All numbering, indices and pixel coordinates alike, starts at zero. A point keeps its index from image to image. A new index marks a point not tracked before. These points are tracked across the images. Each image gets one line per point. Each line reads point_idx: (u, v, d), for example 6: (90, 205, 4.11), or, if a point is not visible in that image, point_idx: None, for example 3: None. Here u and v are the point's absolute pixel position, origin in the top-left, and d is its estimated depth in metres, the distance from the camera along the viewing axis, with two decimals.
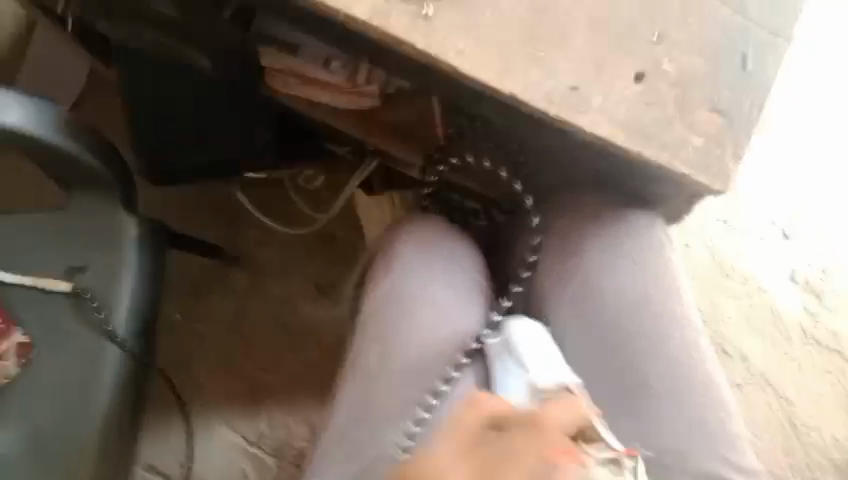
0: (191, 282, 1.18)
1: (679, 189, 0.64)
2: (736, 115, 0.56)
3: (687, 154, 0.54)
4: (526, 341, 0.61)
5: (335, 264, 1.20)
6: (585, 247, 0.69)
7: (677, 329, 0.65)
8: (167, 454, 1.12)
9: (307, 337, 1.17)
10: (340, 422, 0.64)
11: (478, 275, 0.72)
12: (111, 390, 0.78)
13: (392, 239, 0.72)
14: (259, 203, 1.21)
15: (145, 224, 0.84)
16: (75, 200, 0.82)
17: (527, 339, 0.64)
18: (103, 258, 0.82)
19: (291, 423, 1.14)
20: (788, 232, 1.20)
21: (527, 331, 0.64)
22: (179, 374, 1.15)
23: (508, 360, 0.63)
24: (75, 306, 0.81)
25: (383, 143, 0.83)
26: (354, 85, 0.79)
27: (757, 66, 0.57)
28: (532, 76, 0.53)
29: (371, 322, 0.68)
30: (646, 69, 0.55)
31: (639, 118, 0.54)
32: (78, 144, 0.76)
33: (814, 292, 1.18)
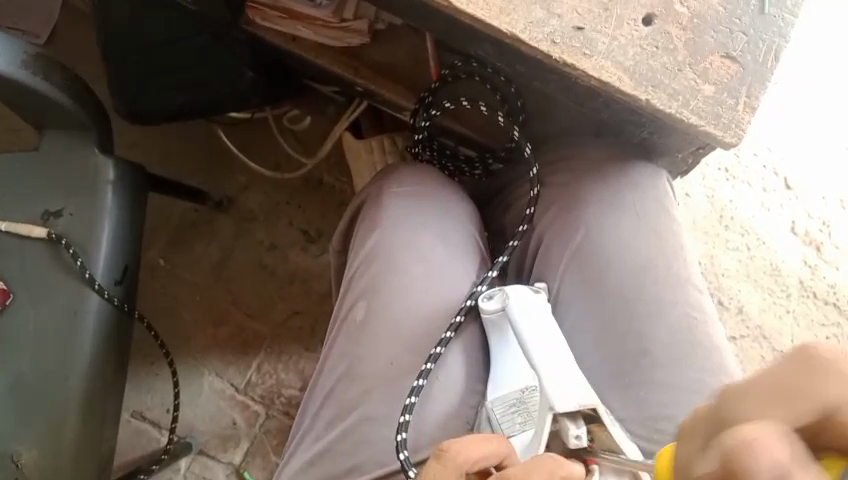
0: (178, 226, 1.16)
1: (684, 141, 0.60)
2: (748, 61, 0.51)
3: (697, 103, 0.50)
4: (523, 320, 0.56)
5: (325, 210, 1.16)
6: (586, 200, 0.65)
7: (677, 288, 0.62)
8: (156, 402, 1.11)
9: (295, 284, 1.14)
10: (330, 381, 0.63)
11: (473, 228, 0.69)
12: (93, 340, 0.75)
13: (383, 188, 0.69)
14: (245, 145, 1.17)
15: (125, 167, 0.80)
16: (50, 138, 0.79)
17: (534, 330, 0.55)
18: (80, 202, 0.78)
19: (279, 371, 1.12)
20: (789, 182, 1.17)
21: (533, 316, 0.57)
22: (165, 322, 1.13)
23: (506, 333, 0.60)
24: (52, 252, 0.77)
25: (372, 84, 0.78)
26: (342, 21, 0.75)
27: (779, 6, 0.52)
28: (532, 15, 0.50)
29: (360, 277, 0.65)
30: (655, 10, 0.51)
31: (647, 63, 0.50)
32: (49, 83, 0.71)
33: (814, 245, 1.15)
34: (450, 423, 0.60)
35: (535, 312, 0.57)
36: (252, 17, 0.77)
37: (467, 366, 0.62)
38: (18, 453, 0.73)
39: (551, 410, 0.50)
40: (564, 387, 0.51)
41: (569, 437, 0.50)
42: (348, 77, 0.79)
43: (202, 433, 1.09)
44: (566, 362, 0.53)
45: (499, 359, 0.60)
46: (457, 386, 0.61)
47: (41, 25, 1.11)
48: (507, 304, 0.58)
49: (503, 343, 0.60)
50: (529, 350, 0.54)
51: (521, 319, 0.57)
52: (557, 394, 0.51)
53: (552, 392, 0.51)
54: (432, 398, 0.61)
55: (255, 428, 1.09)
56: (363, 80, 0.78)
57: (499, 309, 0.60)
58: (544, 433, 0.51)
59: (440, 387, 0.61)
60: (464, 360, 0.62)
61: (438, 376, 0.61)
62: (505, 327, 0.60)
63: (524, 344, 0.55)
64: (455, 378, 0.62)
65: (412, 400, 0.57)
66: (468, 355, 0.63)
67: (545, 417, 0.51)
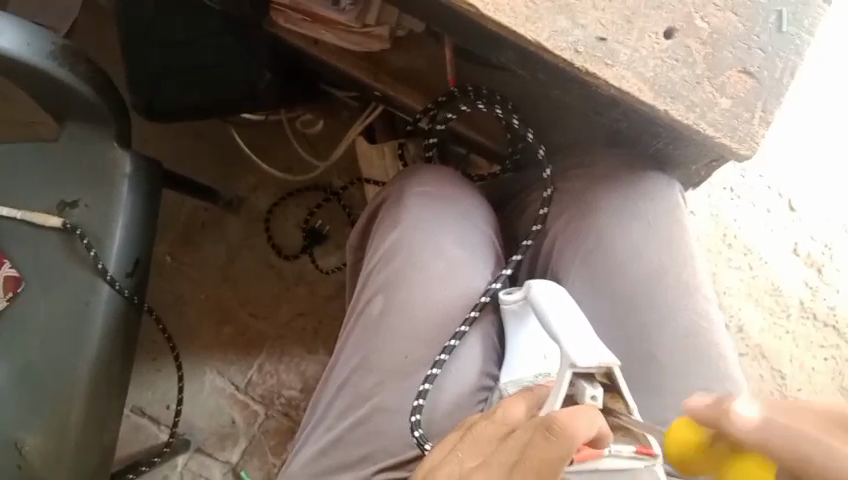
0: (187, 223, 1.17)
1: (699, 152, 0.60)
2: (765, 77, 0.52)
3: (714, 116, 0.51)
4: (546, 302, 0.56)
5: (333, 213, 1.17)
6: (599, 207, 0.66)
7: (686, 297, 0.63)
8: (156, 398, 1.11)
9: (300, 285, 1.15)
10: (344, 374, 0.64)
11: (489, 230, 0.70)
12: (102, 328, 0.76)
13: (403, 188, 0.70)
14: (257, 146, 1.18)
15: (141, 161, 0.81)
16: (70, 129, 0.79)
17: (560, 312, 0.55)
18: (96, 193, 0.79)
19: (281, 372, 1.13)
20: (793, 203, 1.19)
21: (555, 297, 0.57)
22: (170, 319, 1.14)
23: (527, 323, 0.61)
24: (66, 242, 0.78)
25: (390, 90, 0.80)
26: (363, 26, 0.77)
27: (797, 25, 0.53)
28: (557, 24, 0.51)
29: (378, 272, 0.66)
30: (677, 24, 0.52)
31: (666, 75, 0.51)
32: (74, 73, 0.72)
33: (816, 266, 1.16)
34: (459, 414, 0.61)
35: (559, 299, 0.57)
36: (275, 19, 0.79)
37: (480, 360, 0.63)
38: (21, 439, 0.75)
39: (572, 367, 0.49)
40: (584, 348, 0.50)
41: (585, 396, 0.48)
42: (367, 81, 0.80)
43: (201, 431, 1.10)
44: (587, 335, 0.52)
45: (515, 349, 0.61)
46: (469, 379, 0.62)
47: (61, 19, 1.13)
48: (530, 291, 0.59)
49: (522, 331, 0.61)
50: (558, 332, 0.52)
51: (542, 301, 0.57)
52: (577, 354, 0.49)
53: (571, 351, 0.50)
54: (444, 388, 0.62)
55: (254, 428, 1.10)
56: (381, 86, 0.80)
57: (519, 299, 0.61)
58: (562, 390, 0.49)
59: (452, 377, 0.62)
60: (478, 354, 0.64)
61: (452, 367, 0.62)
62: (527, 315, 0.61)
63: (551, 328, 0.54)
64: (467, 371, 0.63)
65: (426, 385, 0.59)
66: (483, 350, 0.64)
67: (564, 372, 0.49)
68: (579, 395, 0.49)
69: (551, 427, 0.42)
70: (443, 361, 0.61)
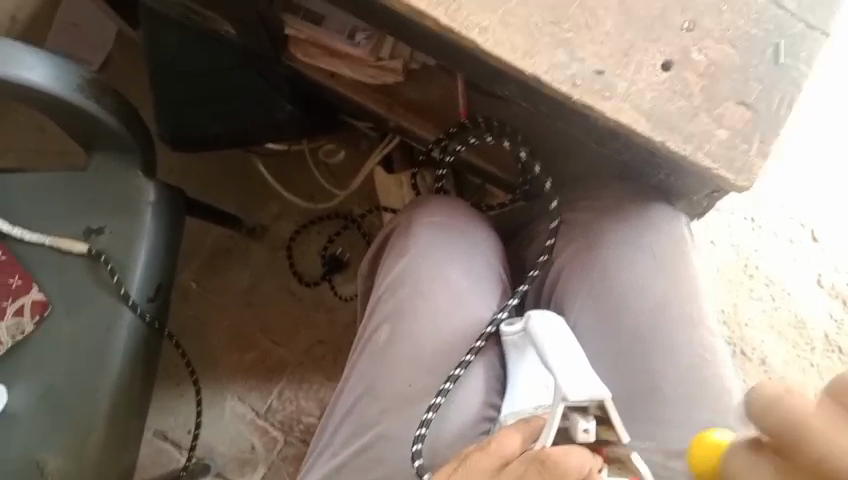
0: (211, 250, 1.20)
1: (698, 184, 0.61)
2: (762, 109, 0.53)
3: (711, 147, 0.53)
4: (541, 334, 0.57)
5: (354, 242, 1.19)
6: (606, 238, 0.67)
7: (691, 330, 0.64)
8: (179, 423, 1.13)
9: (321, 312, 1.17)
10: (350, 400, 0.65)
11: (496, 260, 0.71)
12: (123, 353, 0.79)
13: (413, 218, 0.72)
14: (280, 175, 1.21)
15: (164, 189, 0.84)
16: (97, 159, 0.82)
17: (555, 344, 0.56)
18: (121, 220, 0.82)
19: (300, 398, 1.14)
20: (816, 235, 1.17)
21: (552, 330, 0.57)
22: (193, 344, 1.16)
23: (525, 355, 0.62)
24: (91, 267, 0.81)
25: (403, 120, 0.82)
26: (377, 59, 0.79)
27: (794, 57, 0.54)
28: (555, 59, 0.52)
29: (386, 301, 0.68)
30: (674, 57, 0.53)
31: (663, 107, 0.52)
32: (101, 106, 0.75)
33: (840, 298, 1.15)
34: (462, 443, 0.62)
35: (556, 332, 0.57)
36: (294, 53, 0.82)
37: (483, 390, 0.64)
38: (44, 460, 0.77)
39: (564, 400, 0.49)
40: (578, 381, 0.50)
41: (577, 429, 0.49)
42: (381, 112, 0.82)
43: (222, 455, 1.12)
44: (583, 368, 0.52)
45: (516, 380, 0.62)
46: (472, 409, 0.63)
47: (94, 55, 1.18)
48: (529, 321, 0.60)
49: (521, 363, 0.62)
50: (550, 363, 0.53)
51: (541, 333, 0.57)
52: (569, 386, 0.50)
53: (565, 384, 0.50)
54: (447, 417, 0.63)
55: (273, 454, 1.12)
56: (395, 116, 0.82)
57: (518, 331, 0.62)
58: (553, 425, 0.49)
59: (455, 406, 0.63)
60: (482, 385, 0.64)
61: (455, 398, 0.63)
62: (525, 347, 0.62)
63: (546, 360, 0.55)
64: (470, 401, 0.63)
65: (428, 415, 0.60)
66: (486, 381, 0.65)
67: (556, 406, 0.49)
68: (573, 429, 0.50)
69: (545, 461, 0.45)
70: (448, 390, 0.61)
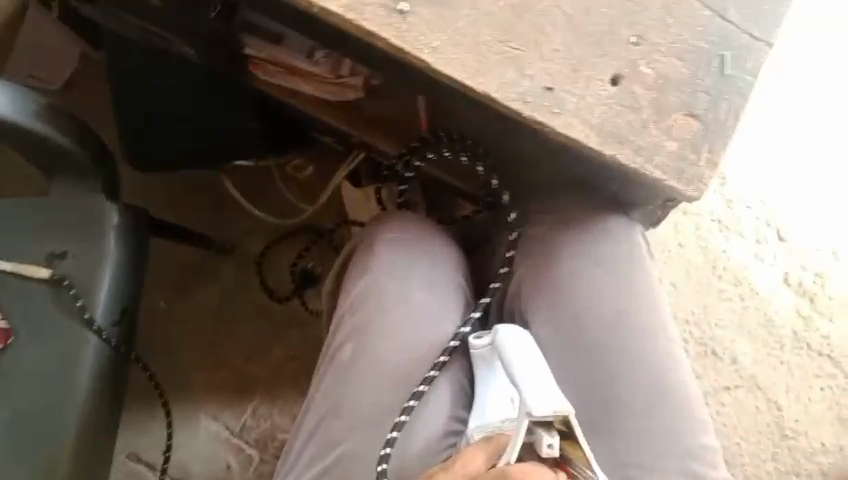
0: (180, 269, 1.19)
1: (652, 193, 0.63)
2: (710, 119, 0.55)
3: (661, 159, 0.54)
4: (510, 351, 0.57)
5: (324, 256, 1.19)
6: (565, 250, 0.68)
7: (648, 338, 0.65)
8: (152, 444, 1.12)
9: (293, 328, 1.17)
10: (315, 419, 0.65)
11: (459, 274, 0.72)
12: (89, 379, 0.78)
13: (375, 235, 0.72)
14: (248, 192, 1.21)
15: (128, 212, 0.84)
16: (57, 186, 0.81)
17: (522, 360, 0.55)
18: (83, 245, 0.81)
19: (275, 415, 1.13)
20: (782, 234, 1.19)
21: (519, 345, 0.57)
22: (164, 364, 1.15)
23: (493, 369, 0.62)
24: (53, 293, 0.80)
25: (365, 135, 0.82)
26: (338, 76, 0.79)
27: (739, 68, 0.55)
28: (506, 76, 0.53)
29: (349, 318, 0.68)
30: (623, 71, 0.54)
31: (613, 121, 0.53)
32: (57, 126, 0.74)
33: (808, 295, 1.17)
34: (428, 458, 0.62)
35: (524, 347, 0.57)
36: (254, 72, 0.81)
37: (448, 404, 0.64)
38: None
39: (528, 416, 0.49)
40: (543, 397, 0.50)
41: (542, 445, 0.48)
42: (344, 128, 0.82)
43: (197, 475, 1.11)
44: (546, 382, 0.52)
45: (483, 394, 0.61)
46: (438, 424, 0.63)
47: (54, 75, 1.16)
48: (497, 336, 0.60)
49: (487, 376, 0.62)
50: (517, 379, 0.53)
51: (509, 346, 0.58)
52: (535, 403, 0.49)
53: (530, 399, 0.50)
54: (413, 433, 0.62)
55: (249, 472, 1.11)
56: (357, 132, 0.82)
57: (487, 343, 0.63)
58: (518, 440, 0.49)
59: (421, 422, 0.63)
60: (447, 399, 0.65)
61: (421, 413, 0.63)
62: (493, 360, 0.62)
63: (514, 376, 0.54)
64: (436, 416, 0.63)
65: (395, 432, 0.59)
66: (452, 395, 0.65)
67: (521, 421, 0.49)
68: (537, 444, 0.49)
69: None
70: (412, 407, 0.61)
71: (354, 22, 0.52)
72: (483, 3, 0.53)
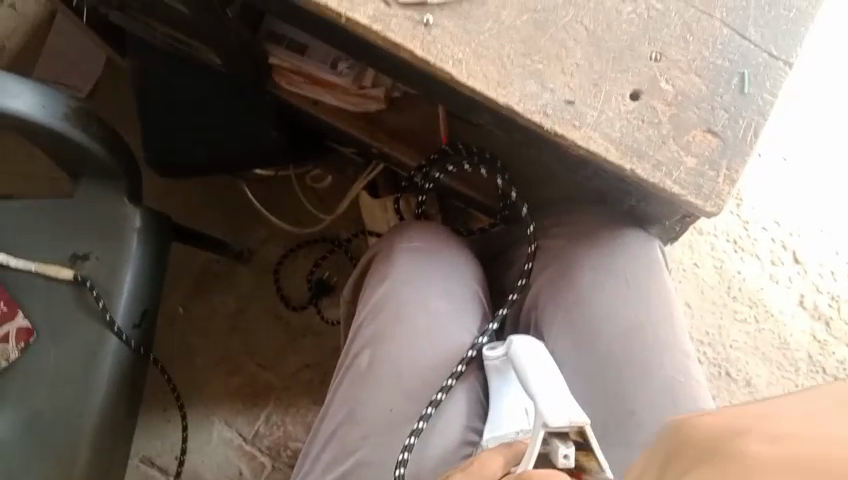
0: (199, 274, 1.20)
1: (669, 210, 0.64)
2: (729, 136, 0.55)
3: (679, 175, 0.54)
4: (525, 361, 0.59)
5: (340, 265, 1.20)
6: (580, 264, 0.69)
7: (663, 353, 0.65)
8: (165, 448, 1.13)
9: (307, 336, 1.18)
10: (331, 425, 0.65)
11: (476, 284, 0.72)
12: (108, 380, 0.79)
13: (394, 244, 0.73)
14: (268, 200, 1.22)
15: (151, 216, 0.85)
16: (84, 187, 0.84)
17: (537, 371, 0.57)
18: (107, 246, 0.83)
19: (287, 423, 1.14)
20: (798, 256, 1.19)
21: (533, 354, 0.59)
22: (180, 369, 1.16)
23: (508, 379, 0.63)
24: (77, 294, 0.82)
25: (386, 147, 0.83)
26: (360, 88, 0.81)
27: (758, 86, 0.56)
28: (527, 89, 0.54)
29: (367, 326, 0.69)
30: (642, 87, 0.55)
31: (632, 135, 0.54)
32: (85, 132, 0.76)
33: (823, 319, 1.16)
34: (444, 467, 0.62)
35: (538, 358, 0.59)
36: (279, 82, 0.84)
37: (465, 414, 0.65)
38: None
39: (545, 426, 0.50)
40: (559, 408, 0.51)
41: (557, 455, 0.48)
42: (365, 140, 0.84)
43: None
44: (562, 394, 0.53)
45: (498, 404, 0.62)
46: (454, 433, 0.64)
47: (83, 82, 1.19)
48: (512, 348, 0.61)
49: (504, 387, 0.63)
50: (533, 390, 0.55)
51: (522, 356, 0.59)
52: (551, 413, 0.51)
53: (546, 411, 0.51)
54: (429, 442, 0.63)
55: None
56: (378, 143, 0.83)
57: (501, 354, 0.64)
58: (535, 447, 0.49)
59: (438, 431, 0.63)
60: (464, 409, 0.65)
61: (438, 422, 0.64)
62: (508, 371, 0.63)
63: (528, 387, 0.56)
64: (452, 425, 0.64)
65: (412, 439, 0.60)
66: (468, 405, 0.65)
67: (537, 431, 0.50)
68: (553, 454, 0.49)
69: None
70: (429, 415, 0.62)
71: (380, 33, 0.54)
72: (506, 16, 0.55)
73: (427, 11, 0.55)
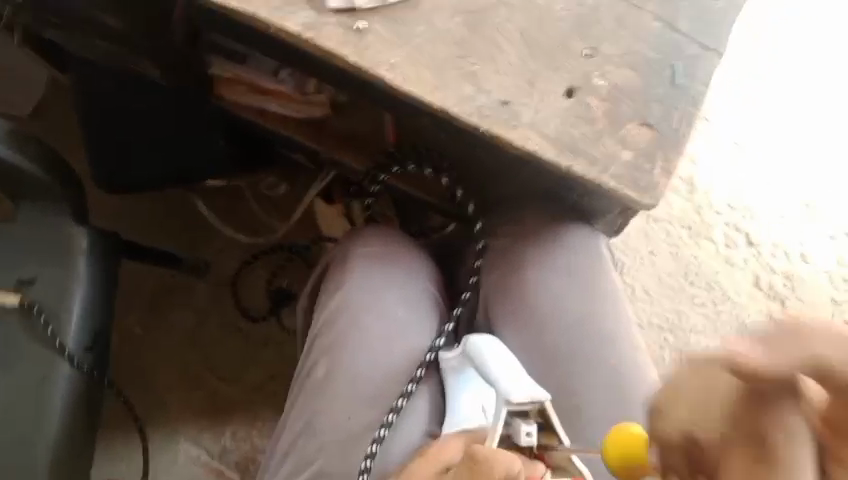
0: (154, 290, 1.18)
1: (610, 203, 0.65)
2: (664, 128, 0.56)
3: (617, 169, 0.54)
4: (483, 350, 0.58)
5: (299, 272, 1.19)
6: (528, 262, 0.69)
7: (612, 349, 0.65)
8: (129, 469, 1.11)
9: (270, 347, 1.17)
10: (290, 438, 0.65)
11: (431, 287, 0.72)
12: (61, 406, 0.77)
13: (346, 251, 0.72)
14: (222, 211, 1.20)
15: (98, 235, 0.83)
16: (26, 210, 0.81)
17: (495, 356, 0.56)
18: (53, 270, 0.81)
19: (254, 436, 1.13)
20: (751, 238, 1.21)
21: (486, 342, 0.59)
22: (140, 388, 1.14)
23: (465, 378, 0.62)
24: (23, 322, 0.79)
25: (333, 152, 0.82)
26: (304, 94, 0.80)
27: (690, 78, 0.57)
28: (463, 91, 0.54)
29: (323, 336, 0.68)
30: (577, 83, 0.55)
31: (569, 133, 0.54)
32: (22, 154, 0.74)
33: (779, 299, 1.18)
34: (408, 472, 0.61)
35: (495, 347, 0.58)
36: (221, 92, 0.83)
37: (426, 417, 0.64)
38: None
39: (507, 404, 0.49)
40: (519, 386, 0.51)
41: (520, 434, 0.48)
42: (312, 146, 0.83)
43: None
44: (524, 377, 0.53)
45: (458, 403, 0.61)
46: (413, 437, 0.63)
47: (24, 99, 1.16)
48: (468, 345, 0.60)
49: (462, 384, 0.62)
50: (492, 373, 0.54)
51: (477, 345, 0.59)
52: (513, 391, 0.50)
53: (509, 390, 0.50)
54: (391, 449, 0.62)
55: None
56: (325, 149, 0.82)
57: (457, 354, 0.63)
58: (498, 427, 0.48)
59: (398, 436, 0.62)
60: (425, 412, 0.64)
61: (398, 428, 0.63)
62: (465, 369, 0.62)
63: (486, 371, 0.55)
64: (413, 430, 0.63)
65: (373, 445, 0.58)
66: (429, 408, 0.64)
67: (500, 411, 0.49)
68: (515, 435, 0.48)
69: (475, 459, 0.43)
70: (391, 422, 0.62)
71: (311, 41, 0.53)
72: (438, 20, 0.55)
73: (357, 17, 0.54)
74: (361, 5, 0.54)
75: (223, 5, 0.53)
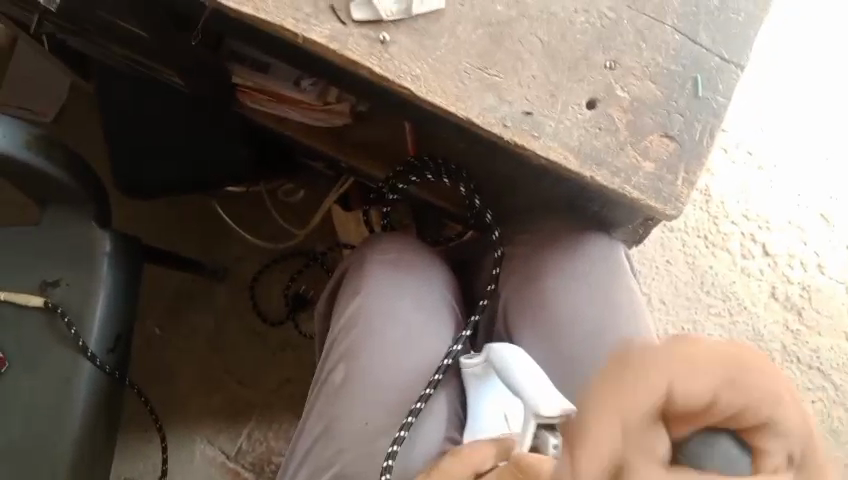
0: (174, 294, 1.19)
1: (630, 214, 0.66)
2: (685, 139, 0.56)
3: (638, 180, 0.55)
4: (510, 359, 0.58)
5: (317, 277, 1.20)
6: (546, 271, 0.70)
7: None
8: (148, 470, 1.12)
9: (286, 351, 1.17)
10: (308, 441, 0.66)
11: (449, 294, 0.73)
12: (85, 407, 0.79)
13: (365, 256, 0.73)
14: (240, 217, 1.22)
15: (122, 239, 0.85)
16: (51, 213, 0.83)
17: (523, 368, 0.57)
18: (76, 273, 0.82)
19: (270, 439, 1.14)
20: (767, 249, 1.21)
21: (511, 351, 0.59)
22: (159, 390, 1.15)
23: (486, 385, 0.63)
24: (48, 322, 0.81)
25: (353, 161, 0.83)
26: (325, 103, 0.81)
27: (712, 90, 0.57)
28: (486, 102, 0.55)
29: (341, 341, 0.69)
30: (598, 95, 0.56)
31: (590, 143, 0.55)
32: (49, 160, 0.75)
33: (795, 310, 1.18)
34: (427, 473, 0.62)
35: (521, 357, 0.59)
36: (244, 101, 0.83)
37: (446, 421, 0.65)
38: None
39: (537, 416, 0.50)
40: (548, 399, 0.51)
41: (548, 446, 0.47)
42: (332, 154, 0.84)
43: None
44: (553, 391, 0.54)
45: (479, 408, 0.62)
46: (434, 440, 0.64)
47: (48, 104, 1.18)
48: (492, 353, 0.61)
49: (485, 391, 0.63)
50: (519, 384, 0.55)
51: (503, 353, 0.59)
52: (542, 403, 0.51)
53: (538, 403, 0.51)
54: (411, 451, 0.63)
55: None
56: (345, 157, 0.83)
57: (480, 361, 0.64)
58: (527, 438, 0.49)
59: (419, 439, 0.63)
60: (445, 416, 0.65)
61: (419, 431, 0.64)
62: (487, 376, 0.64)
63: (513, 381, 0.56)
64: (434, 433, 0.64)
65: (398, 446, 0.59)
66: (448, 413, 0.66)
67: (528, 422, 0.50)
68: (543, 445, 0.48)
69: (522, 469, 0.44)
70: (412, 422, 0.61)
71: (336, 52, 0.54)
72: (462, 32, 0.56)
73: (383, 28, 0.55)
74: (386, 16, 0.55)
75: (250, 16, 0.55)
